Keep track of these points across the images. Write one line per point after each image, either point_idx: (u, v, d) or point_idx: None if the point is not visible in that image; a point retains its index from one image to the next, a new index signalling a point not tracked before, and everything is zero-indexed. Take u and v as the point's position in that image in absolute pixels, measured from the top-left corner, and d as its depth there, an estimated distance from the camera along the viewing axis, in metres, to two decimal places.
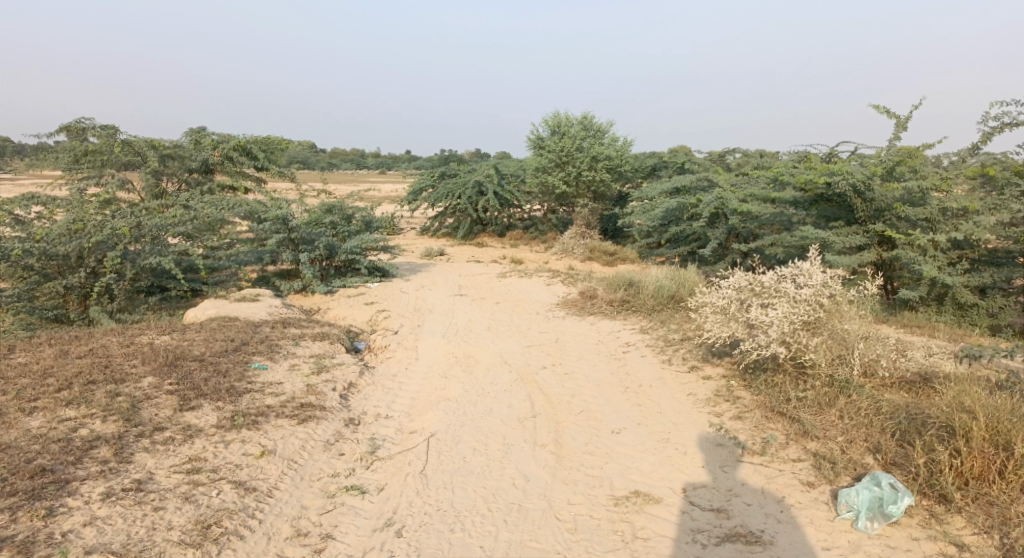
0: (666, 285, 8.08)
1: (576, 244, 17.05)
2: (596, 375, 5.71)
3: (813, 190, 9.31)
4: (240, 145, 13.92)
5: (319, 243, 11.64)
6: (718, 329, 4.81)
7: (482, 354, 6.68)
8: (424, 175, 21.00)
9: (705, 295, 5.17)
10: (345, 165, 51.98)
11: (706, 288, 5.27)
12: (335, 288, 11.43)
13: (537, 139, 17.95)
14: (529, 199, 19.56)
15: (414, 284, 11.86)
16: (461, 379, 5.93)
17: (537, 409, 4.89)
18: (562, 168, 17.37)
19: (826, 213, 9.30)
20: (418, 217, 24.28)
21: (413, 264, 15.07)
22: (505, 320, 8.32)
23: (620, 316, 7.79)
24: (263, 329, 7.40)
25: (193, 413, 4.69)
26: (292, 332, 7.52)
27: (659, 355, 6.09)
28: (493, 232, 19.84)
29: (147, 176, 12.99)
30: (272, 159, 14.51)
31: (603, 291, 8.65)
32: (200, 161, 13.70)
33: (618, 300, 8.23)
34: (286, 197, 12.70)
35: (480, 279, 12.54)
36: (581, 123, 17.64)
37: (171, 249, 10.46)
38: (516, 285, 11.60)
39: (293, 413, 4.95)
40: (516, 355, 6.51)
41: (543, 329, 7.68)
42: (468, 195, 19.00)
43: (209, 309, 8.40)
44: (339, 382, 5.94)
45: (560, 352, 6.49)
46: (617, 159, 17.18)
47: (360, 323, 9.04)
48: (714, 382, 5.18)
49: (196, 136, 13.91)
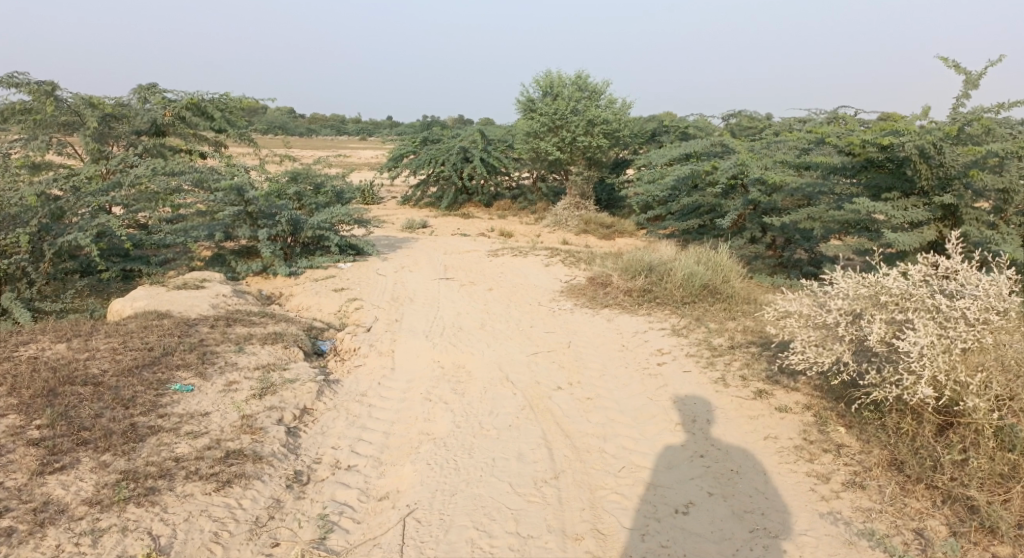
0: (695, 270, 6.61)
1: (571, 215, 15.58)
2: (629, 402, 4.36)
3: (862, 154, 7.88)
4: (192, 103, 12.09)
5: (280, 218, 10.02)
6: (816, 355, 3.49)
7: (475, 367, 5.27)
8: (405, 141, 19.27)
9: (790, 303, 3.78)
10: (324, 131, 49.49)
11: (792, 292, 3.91)
12: (300, 269, 9.88)
13: (527, 101, 16.24)
14: (518, 166, 17.95)
15: (393, 264, 10.36)
16: (451, 407, 4.53)
17: (559, 468, 3.54)
18: (555, 133, 15.73)
19: (875, 182, 7.88)
20: (398, 185, 22.61)
21: (391, 238, 13.54)
22: (502, 314, 6.87)
23: (642, 311, 6.36)
24: (198, 330, 5.86)
25: (58, 477, 3.19)
26: (237, 333, 5.99)
27: (708, 369, 4.69)
28: (479, 202, 18.27)
29: (88, 141, 11.04)
30: (230, 119, 12.71)
31: (617, 276, 7.18)
32: (149, 122, 11.82)
33: (637, 289, 6.79)
34: (242, 163, 10.99)
35: (467, 257, 11.05)
36: (576, 82, 15.92)
37: (97, 224, 8.67)
38: (510, 265, 10.11)
39: (213, 469, 3.47)
40: (520, 367, 5.13)
41: (548, 327, 6.25)
42: (452, 162, 17.40)
43: (139, 300, 6.83)
44: (287, 409, 4.50)
45: (578, 364, 5.11)
46: (614, 123, 15.53)
47: (327, 316, 7.54)
48: (796, 418, 3.81)
49: (143, 93, 12.01)
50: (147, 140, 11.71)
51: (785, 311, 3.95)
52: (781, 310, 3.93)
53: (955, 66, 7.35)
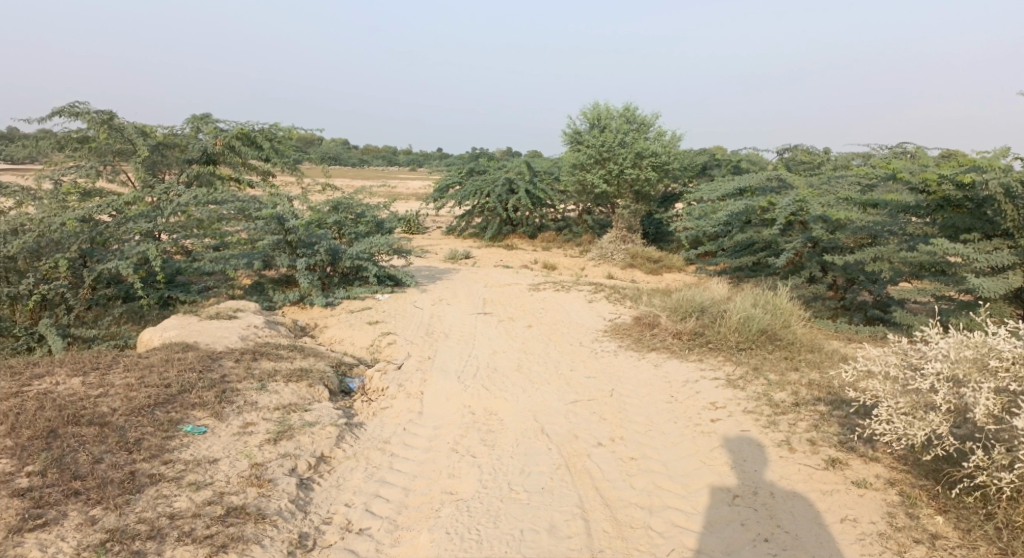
0: (751, 313, 6.04)
1: (616, 249, 15.12)
2: (678, 465, 3.83)
3: (937, 193, 7.19)
4: (243, 133, 12.29)
5: (319, 247, 9.93)
6: (907, 426, 2.91)
7: (507, 415, 4.85)
8: (451, 172, 19.28)
9: (872, 360, 3.23)
10: (376, 162, 50.76)
11: (873, 349, 3.34)
12: (337, 300, 9.73)
13: (573, 133, 16.00)
14: (563, 198, 17.63)
15: (431, 297, 10.10)
16: (478, 460, 4.11)
17: (596, 547, 3.09)
18: (602, 165, 15.39)
19: (951, 223, 7.16)
20: (444, 216, 22.65)
21: (433, 269, 13.37)
22: (540, 355, 6.43)
23: (693, 357, 5.82)
24: (222, 365, 5.65)
25: (40, 535, 2.91)
26: (262, 368, 5.76)
27: (770, 428, 4.11)
28: (523, 234, 18.02)
29: (139, 168, 11.32)
30: (278, 149, 12.88)
31: (666, 316, 6.67)
32: (200, 151, 12.07)
33: (687, 333, 6.25)
34: (285, 192, 11.05)
35: (508, 290, 10.70)
36: (624, 114, 15.61)
37: (135, 252, 8.73)
38: (552, 300, 9.70)
39: (209, 530, 3.14)
40: (556, 418, 4.67)
41: (589, 371, 5.78)
42: (497, 193, 17.26)
43: (170, 330, 6.72)
44: (302, 457, 4.16)
45: (620, 416, 4.62)
46: (663, 156, 15.06)
47: (359, 350, 7.28)
48: (879, 496, 3.18)
49: (197, 123, 12.28)
50: (198, 169, 11.91)
51: (866, 370, 3.38)
52: (861, 369, 3.35)
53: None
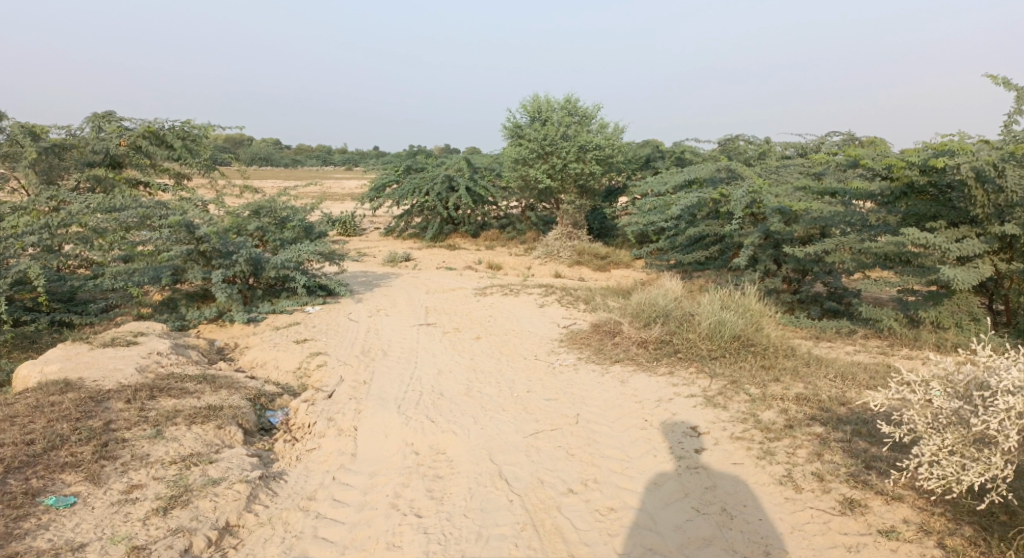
0: (721, 318, 5.56)
1: (563, 245, 14.56)
2: (667, 516, 3.20)
3: (901, 179, 7.06)
4: (150, 131, 10.91)
5: (238, 257, 8.83)
6: (957, 469, 2.45)
7: (458, 455, 4.11)
8: (388, 170, 18.25)
9: (913, 389, 2.76)
10: (309, 163, 48.76)
11: (910, 373, 2.92)
12: (261, 315, 8.70)
13: (514, 127, 15.31)
14: (506, 195, 16.92)
15: (368, 307, 9.23)
16: (424, 521, 3.37)
17: None
18: (545, 160, 14.78)
19: (915, 211, 7.04)
20: (381, 216, 21.56)
21: (369, 274, 12.42)
22: (492, 373, 5.72)
23: (663, 370, 5.23)
24: (107, 409, 4.63)
25: None
26: (161, 408, 4.78)
27: (765, 461, 3.56)
28: (466, 233, 17.25)
29: (26, 173, 9.86)
30: (193, 149, 11.43)
31: (627, 323, 6.08)
32: (101, 153, 10.66)
33: (654, 341, 5.69)
34: (197, 196, 9.86)
35: (452, 296, 9.95)
36: (565, 106, 15.06)
37: (13, 272, 7.67)
38: (500, 305, 9.01)
39: None
40: (514, 456, 3.98)
41: (548, 392, 5.11)
42: (437, 192, 16.43)
43: (49, 363, 5.61)
44: (201, 532, 3.28)
45: (589, 451, 3.96)
46: (607, 148, 14.59)
47: (283, 376, 6.36)
48: (915, 550, 2.68)
49: (98, 122, 10.81)
50: (103, 174, 10.50)
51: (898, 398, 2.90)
52: (893, 398, 2.91)
53: (1005, 81, 6.40)
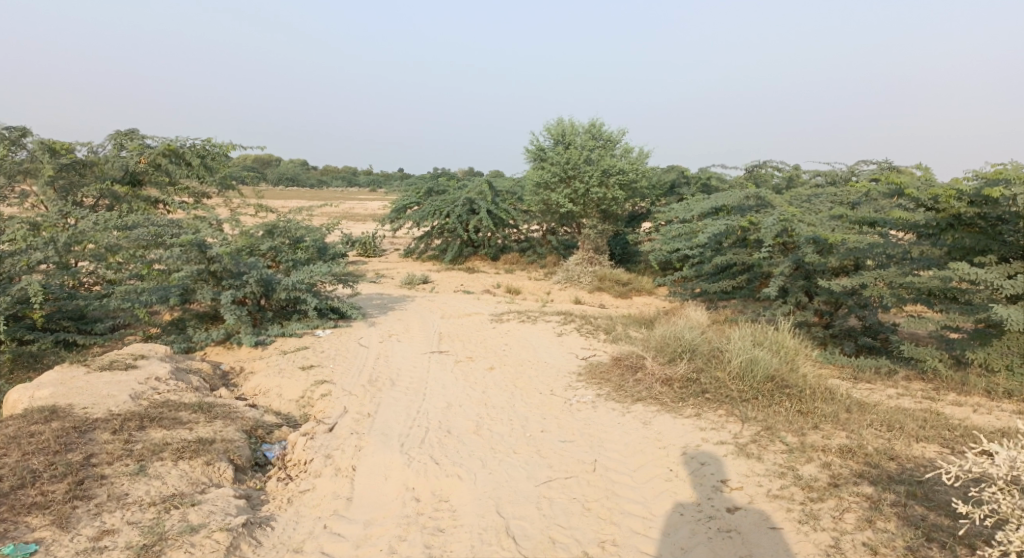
0: (753, 355, 5.13)
1: (584, 271, 14.18)
2: None
3: (947, 210, 6.58)
4: (170, 148, 10.82)
5: (248, 278, 8.61)
6: None
7: (462, 504, 3.72)
8: (409, 191, 18.15)
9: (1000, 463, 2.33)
10: (335, 185, 49.42)
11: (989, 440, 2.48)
12: (269, 338, 8.45)
13: (536, 150, 15.10)
14: (527, 218, 16.66)
15: (380, 331, 8.93)
16: None
17: None
18: (567, 184, 14.50)
19: (963, 243, 6.51)
20: (402, 237, 21.46)
21: (385, 297, 12.17)
22: (505, 409, 5.32)
23: (689, 412, 4.80)
24: (91, 441, 4.35)
25: None
26: (148, 441, 4.49)
27: (809, 526, 3.11)
28: (485, 256, 16.99)
29: (46, 190, 9.84)
30: (211, 167, 11.35)
31: (651, 358, 5.66)
32: (122, 170, 10.59)
33: (679, 379, 5.26)
34: (212, 214, 9.73)
35: (468, 322, 9.61)
36: (588, 131, 14.82)
37: (16, 289, 7.46)
38: (516, 333, 8.63)
39: None
40: (524, 509, 3.58)
41: (564, 432, 4.70)
42: (457, 214, 16.24)
43: (42, 388, 5.37)
44: None
45: (608, 506, 3.55)
46: (631, 173, 14.26)
47: (285, 405, 6.05)
48: None
49: (120, 139, 10.77)
50: (125, 192, 10.50)
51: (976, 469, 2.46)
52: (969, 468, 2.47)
53: None
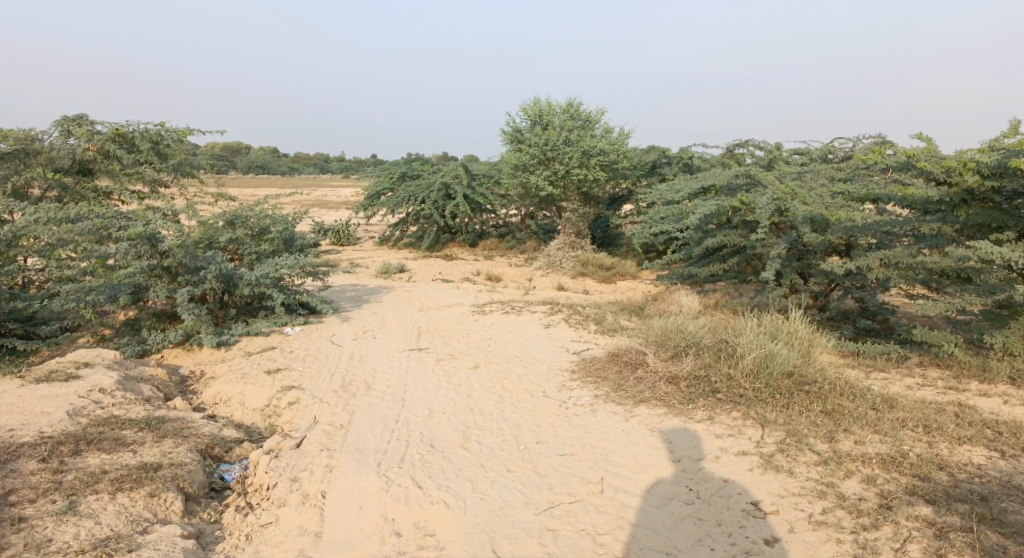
0: (769, 350, 4.65)
1: (566, 256, 13.68)
2: None
3: (960, 183, 6.20)
4: (120, 133, 9.87)
5: (207, 274, 7.87)
6: None
7: (452, 540, 3.18)
8: (382, 176, 17.38)
9: None
10: (307, 171, 48.24)
11: None
12: (232, 338, 7.77)
13: (514, 131, 14.46)
14: (505, 202, 16.06)
15: (354, 327, 8.31)
16: None
17: None
18: (546, 166, 13.91)
19: (977, 220, 6.16)
20: (376, 224, 20.72)
21: (359, 288, 11.51)
22: (494, 416, 4.79)
23: (702, 415, 4.31)
24: (11, 473, 3.69)
25: None
26: (82, 469, 3.84)
27: None
28: (463, 242, 16.37)
29: None
30: (165, 154, 10.41)
31: (652, 353, 5.15)
32: (70, 158, 9.64)
33: (687, 377, 4.76)
34: (166, 204, 8.93)
35: (447, 314, 9.03)
36: (567, 110, 14.21)
37: None
38: (500, 325, 8.08)
39: None
40: (524, 546, 3.06)
41: (563, 443, 4.18)
42: (433, 199, 15.58)
43: None
44: None
45: (623, 539, 3.04)
46: (612, 154, 13.72)
47: (248, 416, 5.42)
48: None
49: (67, 125, 9.70)
50: (70, 182, 9.62)
51: None
52: None
53: None
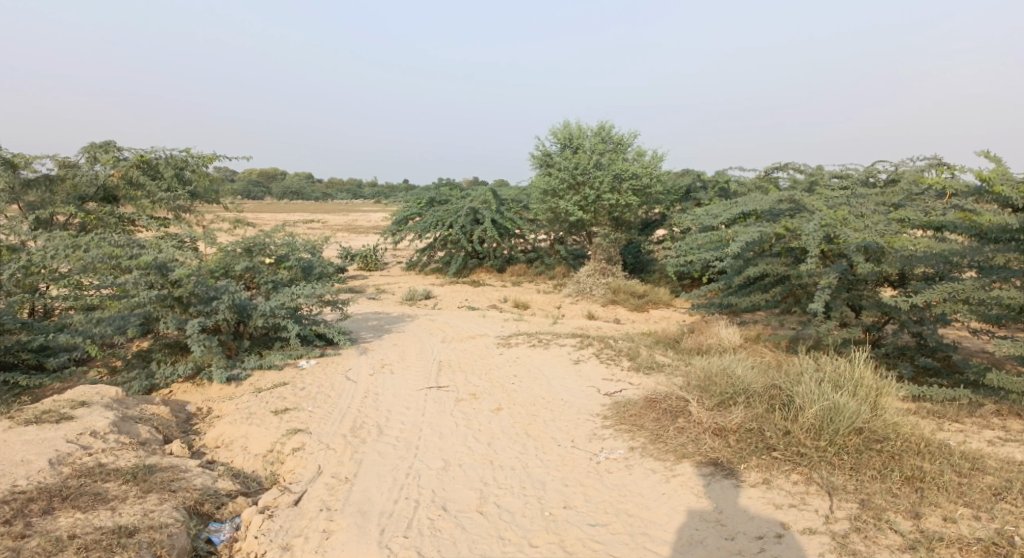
0: (834, 402, 4.00)
1: (597, 283, 13.12)
2: None
3: None
4: (143, 160, 9.69)
5: (219, 304, 7.52)
6: None
7: None
8: (410, 201, 17.12)
9: None
10: (340, 197, 48.88)
11: None
12: (244, 372, 7.40)
13: (542, 155, 14.06)
14: (534, 227, 15.62)
15: (371, 360, 7.87)
16: None
17: None
18: (576, 190, 13.44)
19: None
20: (404, 249, 20.51)
21: (381, 316, 11.11)
22: (516, 471, 4.24)
23: (757, 478, 3.68)
24: None
25: None
26: (48, 533, 3.40)
27: None
28: (491, 267, 15.93)
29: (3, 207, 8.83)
30: (189, 180, 10.23)
31: (695, 401, 4.54)
32: (94, 184, 9.49)
33: (736, 430, 4.13)
34: (185, 232, 8.67)
35: (470, 346, 8.53)
36: (597, 133, 13.77)
37: None
38: (526, 360, 7.54)
39: None
40: None
41: (593, 510, 3.61)
42: (460, 224, 15.20)
43: None
44: None
45: None
46: (645, 177, 13.18)
47: (248, 463, 4.97)
48: None
49: (93, 151, 9.48)
50: (92, 209, 9.47)
51: None
52: None
53: None
